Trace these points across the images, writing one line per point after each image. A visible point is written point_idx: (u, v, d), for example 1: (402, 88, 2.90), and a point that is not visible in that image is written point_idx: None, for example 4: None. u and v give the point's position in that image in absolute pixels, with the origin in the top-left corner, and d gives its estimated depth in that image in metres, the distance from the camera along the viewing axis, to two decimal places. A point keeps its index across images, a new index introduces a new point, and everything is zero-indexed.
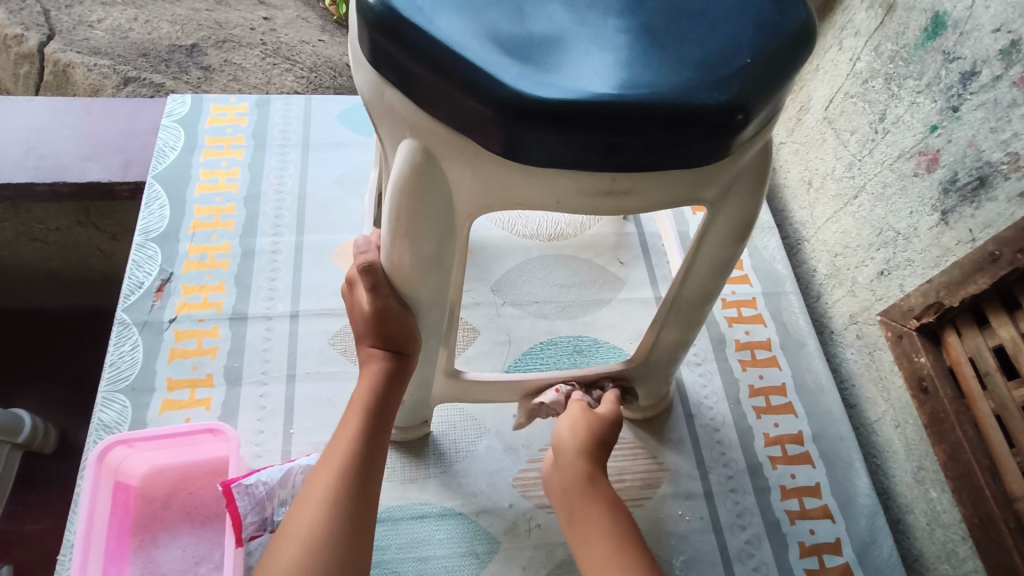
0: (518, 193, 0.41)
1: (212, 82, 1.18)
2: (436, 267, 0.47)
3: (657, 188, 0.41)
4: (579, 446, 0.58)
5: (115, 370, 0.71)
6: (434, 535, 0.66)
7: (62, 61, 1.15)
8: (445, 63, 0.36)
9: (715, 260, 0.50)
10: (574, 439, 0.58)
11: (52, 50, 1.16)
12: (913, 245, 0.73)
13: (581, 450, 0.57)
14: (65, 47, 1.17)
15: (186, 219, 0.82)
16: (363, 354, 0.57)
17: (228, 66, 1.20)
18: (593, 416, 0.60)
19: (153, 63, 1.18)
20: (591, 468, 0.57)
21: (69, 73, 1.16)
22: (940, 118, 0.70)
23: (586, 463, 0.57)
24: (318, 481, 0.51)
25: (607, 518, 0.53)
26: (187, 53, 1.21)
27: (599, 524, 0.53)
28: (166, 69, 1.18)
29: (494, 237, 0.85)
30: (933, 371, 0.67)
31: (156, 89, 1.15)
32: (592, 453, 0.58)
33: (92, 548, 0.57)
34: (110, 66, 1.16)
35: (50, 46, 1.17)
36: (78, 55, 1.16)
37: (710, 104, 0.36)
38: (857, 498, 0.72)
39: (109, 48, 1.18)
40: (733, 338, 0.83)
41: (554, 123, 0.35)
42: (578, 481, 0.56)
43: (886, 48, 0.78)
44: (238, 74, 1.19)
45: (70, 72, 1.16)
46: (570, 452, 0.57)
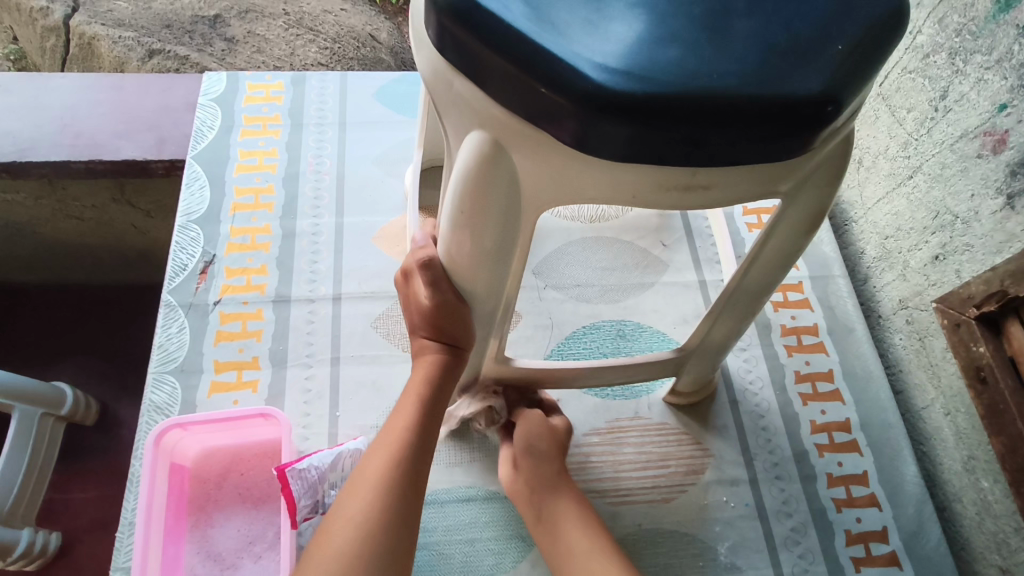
0: (590, 188, 0.39)
1: (236, 54, 1.17)
2: (495, 263, 0.46)
3: (737, 183, 0.39)
4: (550, 450, 0.65)
5: (163, 351, 0.72)
6: (480, 519, 0.67)
7: (88, 34, 1.14)
8: (521, 52, 0.35)
9: (781, 251, 0.48)
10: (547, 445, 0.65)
11: (77, 23, 1.15)
12: (973, 229, 0.71)
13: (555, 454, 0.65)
14: (90, 20, 1.15)
15: (226, 200, 0.82)
16: (416, 345, 0.56)
17: (251, 37, 1.19)
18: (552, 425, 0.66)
19: (177, 34, 1.17)
20: (561, 470, 0.65)
21: (95, 46, 1.15)
22: (1010, 96, 0.67)
23: (559, 465, 0.65)
24: (371, 467, 0.51)
25: (585, 517, 0.62)
26: (210, 24, 1.19)
27: (579, 523, 0.61)
28: (190, 41, 1.17)
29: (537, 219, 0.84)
30: (992, 360, 0.65)
31: (181, 62, 1.15)
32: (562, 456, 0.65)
33: (153, 528, 0.58)
34: (134, 38, 1.15)
35: (75, 19, 1.15)
36: (103, 28, 1.15)
37: (800, 97, 0.34)
38: (905, 486, 0.71)
39: (133, 20, 1.16)
40: (778, 322, 0.81)
41: (638, 117, 0.34)
42: (551, 482, 0.63)
43: (952, 21, 0.74)
44: (262, 46, 1.18)
45: (95, 45, 1.15)
46: (545, 456, 0.64)
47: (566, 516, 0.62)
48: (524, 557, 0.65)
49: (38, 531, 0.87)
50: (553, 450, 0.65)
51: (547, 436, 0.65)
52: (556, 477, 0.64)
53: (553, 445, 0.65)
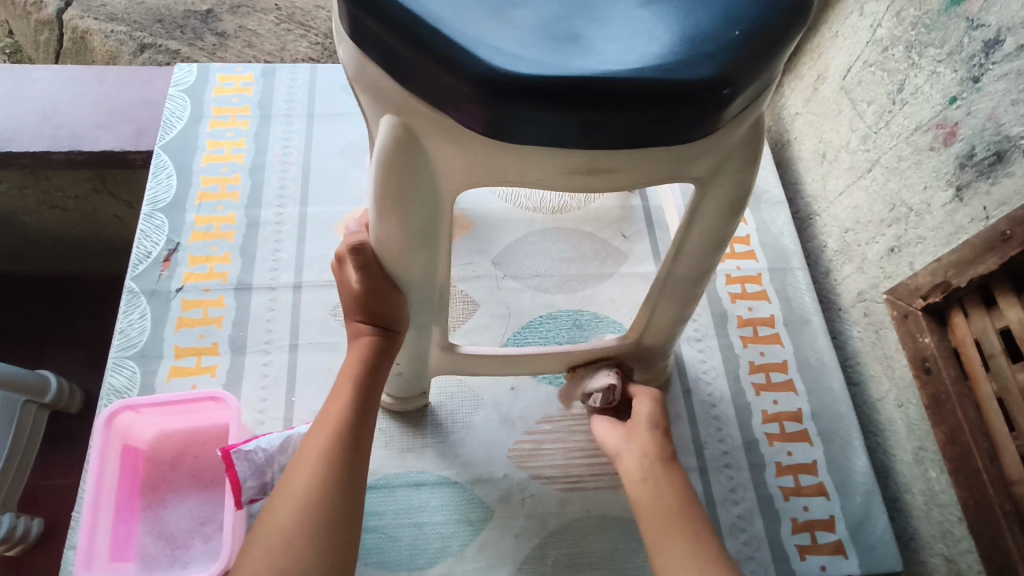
0: (503, 170, 0.40)
1: (227, 48, 1.18)
2: (422, 247, 0.47)
3: (640, 166, 0.39)
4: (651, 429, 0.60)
5: (125, 336, 0.73)
6: (429, 503, 0.68)
7: (80, 28, 1.16)
8: (423, 38, 0.35)
9: (707, 237, 0.48)
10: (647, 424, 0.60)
11: (70, 16, 1.17)
12: (925, 221, 0.71)
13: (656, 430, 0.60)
14: (82, 14, 1.17)
15: (193, 188, 0.83)
16: (352, 328, 0.57)
17: (243, 31, 1.20)
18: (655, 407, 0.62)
19: (169, 29, 1.18)
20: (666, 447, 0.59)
21: (87, 40, 1.17)
22: (960, 89, 0.67)
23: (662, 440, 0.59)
24: (312, 445, 0.52)
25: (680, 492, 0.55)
26: (201, 19, 1.20)
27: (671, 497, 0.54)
28: (181, 36, 1.18)
29: (477, 205, 0.85)
30: (936, 351, 0.65)
31: (172, 56, 1.16)
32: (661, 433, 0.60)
33: (101, 507, 0.60)
34: (126, 32, 1.16)
35: (68, 12, 1.17)
36: (95, 22, 1.16)
37: (694, 81, 0.35)
38: (854, 476, 0.72)
39: (126, 14, 1.18)
40: (735, 314, 0.81)
41: (535, 100, 0.34)
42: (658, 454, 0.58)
43: (908, 14, 0.74)
44: (252, 40, 1.19)
45: (88, 39, 1.17)
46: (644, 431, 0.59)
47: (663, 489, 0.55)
48: (471, 541, 0.66)
49: (20, 516, 0.89)
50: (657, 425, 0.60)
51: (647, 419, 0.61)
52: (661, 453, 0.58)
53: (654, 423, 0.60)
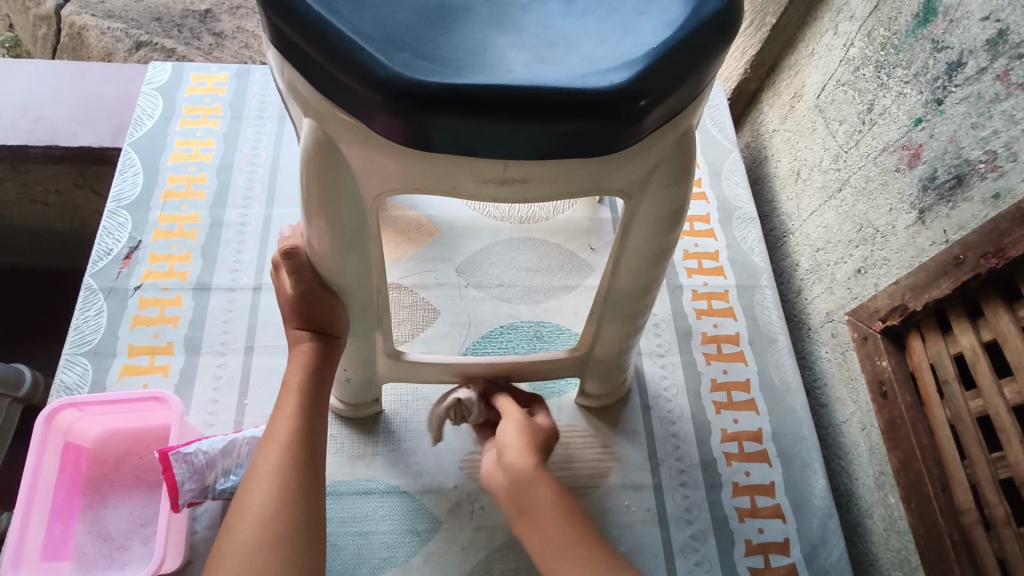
0: (426, 177, 0.39)
1: (223, 48, 1.18)
2: (356, 252, 0.46)
3: (560, 177, 0.39)
4: (519, 449, 0.57)
5: (79, 333, 0.72)
6: (377, 512, 0.67)
7: (77, 23, 1.16)
8: (331, 42, 0.34)
9: (646, 249, 0.47)
10: (520, 443, 0.57)
11: (68, 12, 1.17)
12: (890, 243, 0.71)
13: (523, 448, 0.57)
14: (80, 10, 1.18)
15: (159, 187, 0.82)
16: (291, 335, 0.56)
17: (240, 32, 1.21)
18: (529, 427, 0.59)
19: (165, 28, 1.19)
20: (537, 464, 0.56)
21: (84, 36, 1.17)
22: (925, 111, 0.67)
23: (535, 458, 0.56)
24: (266, 457, 0.51)
25: (561, 511, 0.54)
26: (199, 19, 1.21)
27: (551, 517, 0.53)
28: (178, 35, 1.18)
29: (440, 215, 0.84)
30: (892, 375, 0.64)
31: (168, 54, 1.16)
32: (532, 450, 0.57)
33: (36, 506, 0.59)
34: (123, 31, 1.16)
35: (66, 8, 1.18)
36: (92, 18, 1.16)
37: (608, 91, 0.34)
38: (811, 499, 0.71)
39: (123, 12, 1.19)
40: (700, 330, 0.80)
41: (447, 107, 0.34)
42: (525, 477, 0.55)
43: (879, 34, 0.74)
44: (249, 42, 1.20)
45: (84, 35, 1.16)
46: (513, 453, 0.56)
47: (543, 510, 0.54)
48: (417, 552, 0.65)
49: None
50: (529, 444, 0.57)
51: (520, 435, 0.58)
52: (530, 474, 0.55)
53: (522, 443, 0.57)
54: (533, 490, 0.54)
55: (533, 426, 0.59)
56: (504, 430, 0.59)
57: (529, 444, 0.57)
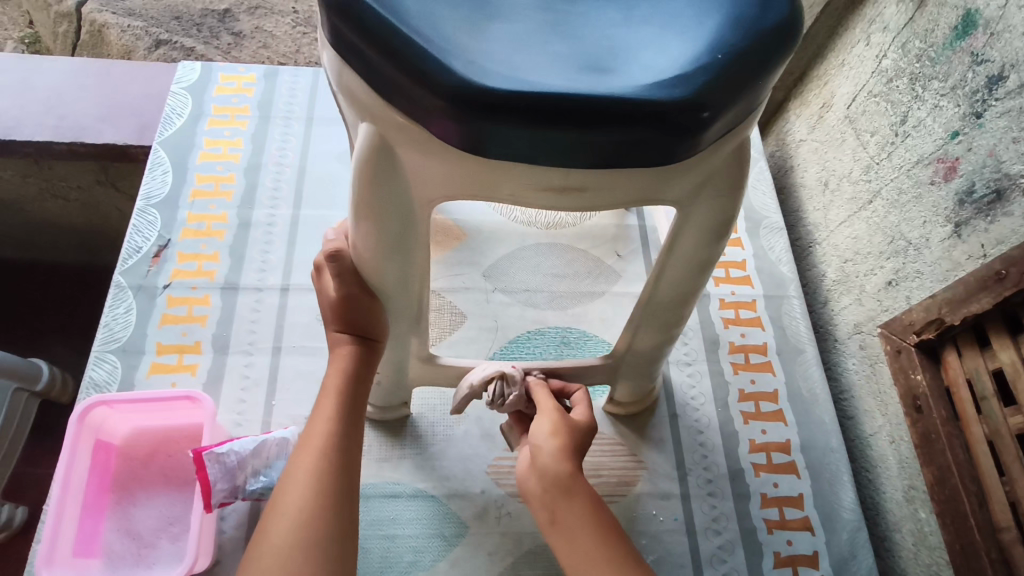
0: (481, 183, 0.39)
1: (242, 48, 1.19)
2: (401, 256, 0.46)
3: (615, 185, 0.39)
4: (558, 451, 0.54)
5: (108, 331, 0.72)
6: (404, 515, 0.66)
7: (98, 21, 1.17)
8: (395, 46, 0.34)
9: (692, 259, 0.47)
10: (557, 444, 0.55)
11: (88, 10, 1.18)
12: (923, 256, 0.70)
13: (562, 453, 0.54)
14: (101, 7, 1.18)
15: (187, 185, 0.83)
16: (330, 338, 0.56)
17: (259, 32, 1.21)
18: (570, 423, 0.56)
19: (185, 26, 1.19)
20: (573, 471, 0.54)
21: (104, 34, 1.18)
22: (962, 124, 0.66)
23: (570, 464, 0.54)
24: (302, 461, 0.50)
25: (595, 524, 0.52)
26: (219, 18, 1.21)
27: (584, 530, 0.52)
28: (197, 34, 1.19)
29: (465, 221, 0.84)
30: (928, 389, 0.64)
31: (186, 53, 1.17)
32: (572, 454, 0.54)
33: (68, 503, 0.59)
34: (143, 28, 1.17)
35: (87, 6, 1.19)
36: (113, 16, 1.18)
37: (671, 102, 0.34)
38: (840, 512, 0.70)
39: (144, 10, 1.19)
40: (727, 339, 0.80)
41: (509, 115, 0.34)
42: (562, 486, 0.53)
43: (914, 46, 0.73)
44: (268, 42, 1.20)
45: (104, 33, 1.17)
46: (551, 456, 0.54)
47: (577, 522, 0.52)
48: (444, 557, 0.65)
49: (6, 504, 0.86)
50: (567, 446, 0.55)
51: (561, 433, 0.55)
52: (567, 482, 0.53)
53: (561, 444, 0.54)
54: (568, 498, 0.53)
55: (573, 423, 0.56)
56: (538, 427, 0.56)
57: (568, 446, 0.55)
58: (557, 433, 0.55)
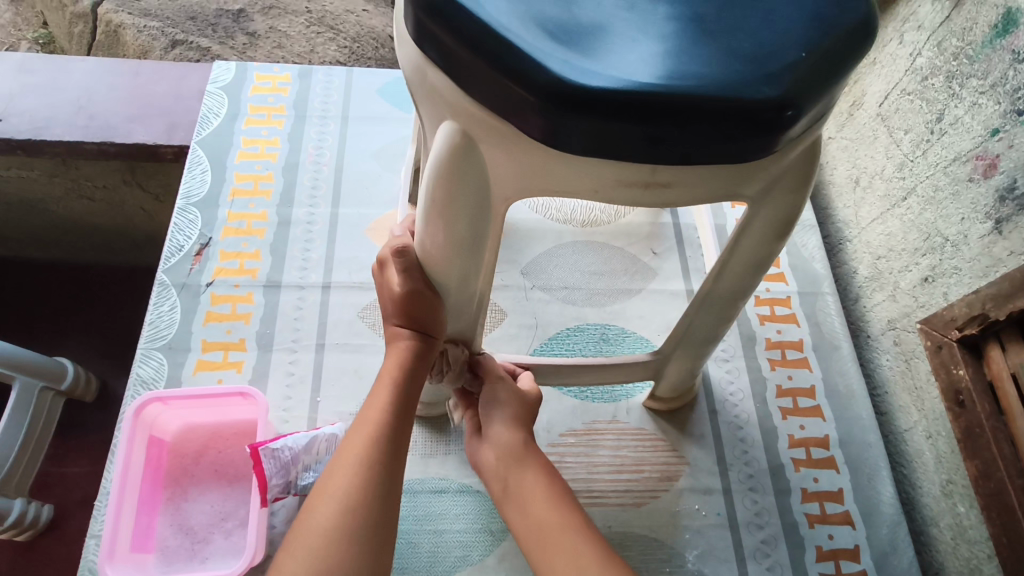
0: (560, 179, 0.40)
1: (257, 48, 1.19)
2: (468, 254, 0.47)
3: (697, 182, 0.39)
4: (510, 421, 0.60)
5: (154, 328, 0.73)
6: (451, 510, 0.67)
7: (114, 21, 1.18)
8: (489, 45, 0.35)
9: (753, 256, 0.48)
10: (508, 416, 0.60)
11: (104, 10, 1.18)
12: (961, 252, 0.71)
13: (514, 424, 0.60)
14: (117, 8, 1.19)
15: (227, 184, 0.83)
16: (388, 332, 0.57)
17: (273, 32, 1.21)
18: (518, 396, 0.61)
19: (200, 27, 1.20)
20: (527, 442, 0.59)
21: (120, 34, 1.18)
22: (1002, 121, 0.67)
23: (521, 434, 0.60)
24: (352, 447, 0.51)
25: (551, 490, 0.57)
26: (233, 18, 1.21)
27: (542, 494, 0.56)
28: (212, 34, 1.19)
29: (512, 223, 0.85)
30: (971, 384, 0.65)
31: (202, 53, 1.17)
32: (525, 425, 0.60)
33: (126, 497, 0.60)
34: (159, 28, 1.18)
35: (103, 6, 1.19)
36: (129, 16, 1.18)
37: (759, 101, 0.35)
38: (880, 506, 0.71)
39: (159, 10, 1.20)
40: (764, 336, 0.81)
41: (601, 111, 0.34)
42: (517, 455, 0.58)
43: (950, 45, 0.74)
44: (282, 42, 1.20)
45: (120, 33, 1.18)
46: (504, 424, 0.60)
47: (530, 487, 0.57)
48: (491, 551, 0.65)
49: (31, 502, 0.86)
50: (515, 415, 0.60)
51: (509, 404, 0.60)
52: (519, 450, 0.59)
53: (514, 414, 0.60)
54: (520, 464, 0.58)
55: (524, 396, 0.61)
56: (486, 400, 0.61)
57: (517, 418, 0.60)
58: (507, 402, 0.60)
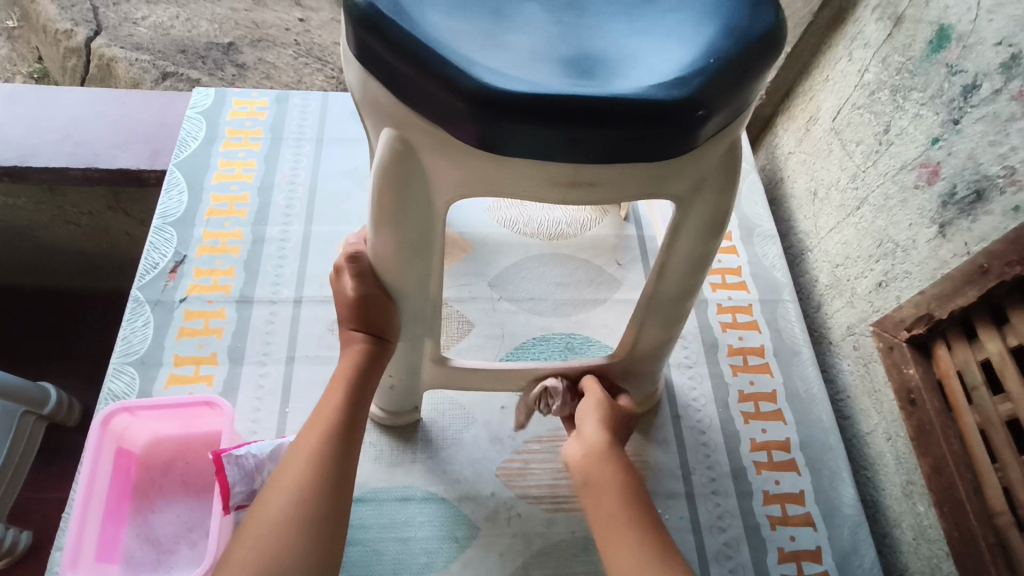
0: (496, 181, 0.42)
1: (246, 79, 1.23)
2: (416, 257, 0.50)
3: (621, 181, 0.42)
4: (601, 424, 0.60)
5: (127, 343, 0.75)
6: (417, 518, 0.68)
7: (107, 56, 1.20)
8: (419, 57, 0.38)
9: (690, 254, 0.50)
10: (598, 420, 0.61)
11: (98, 45, 1.21)
12: (911, 257, 0.73)
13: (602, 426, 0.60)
14: (110, 43, 1.21)
15: (203, 204, 0.86)
16: (345, 336, 0.58)
17: (262, 63, 1.25)
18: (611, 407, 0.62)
19: (190, 59, 1.24)
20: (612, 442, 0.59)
21: (112, 67, 1.21)
22: (942, 130, 0.70)
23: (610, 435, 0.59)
24: (305, 441, 0.53)
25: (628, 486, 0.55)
26: (223, 51, 1.26)
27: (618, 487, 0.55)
28: (202, 66, 1.23)
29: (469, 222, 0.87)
30: (920, 383, 0.66)
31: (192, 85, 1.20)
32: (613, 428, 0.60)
33: (92, 507, 0.61)
34: (150, 61, 1.21)
35: (96, 41, 1.21)
36: (122, 50, 1.21)
37: (671, 102, 0.37)
38: (841, 508, 0.72)
39: (151, 44, 1.23)
40: (725, 342, 0.83)
41: (523, 114, 0.37)
42: (600, 452, 0.58)
43: (894, 60, 0.77)
44: (271, 73, 1.24)
45: (113, 66, 1.21)
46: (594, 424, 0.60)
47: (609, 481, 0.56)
48: (456, 558, 0.66)
49: (9, 527, 0.86)
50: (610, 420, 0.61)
51: (602, 411, 0.61)
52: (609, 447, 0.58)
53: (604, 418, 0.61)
54: (604, 459, 0.57)
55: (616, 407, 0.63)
56: (584, 408, 0.63)
57: (607, 421, 0.60)
58: (603, 413, 0.61)
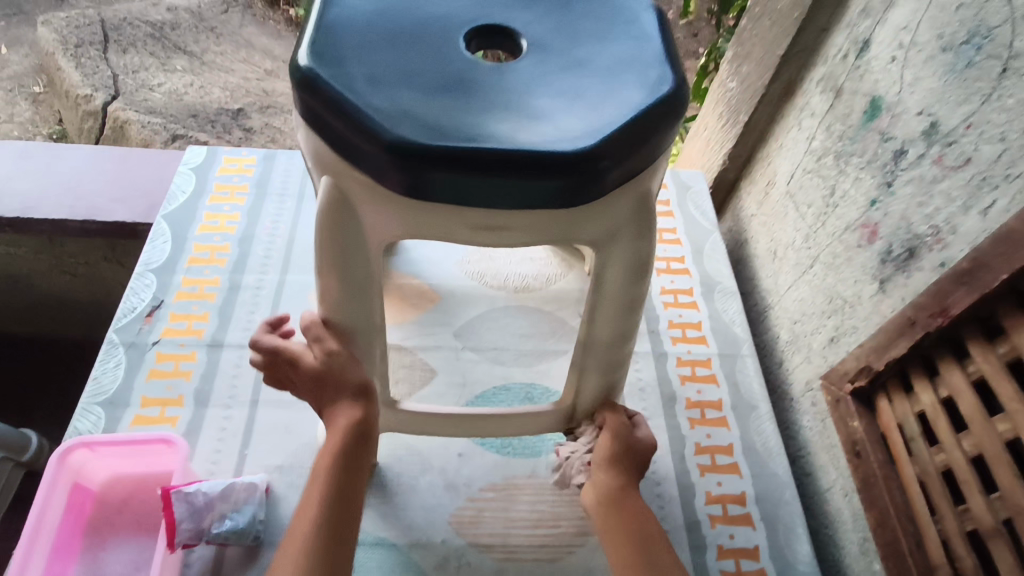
0: (422, 224, 0.46)
1: (251, 142, 1.30)
2: (358, 299, 0.53)
3: (535, 226, 0.45)
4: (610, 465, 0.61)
5: (97, 384, 0.77)
6: (366, 564, 0.68)
7: (121, 118, 1.29)
8: (348, 112, 0.42)
9: (618, 299, 0.53)
10: (606, 461, 0.61)
11: (114, 108, 1.29)
12: (857, 312, 0.76)
13: (611, 468, 0.60)
14: (126, 106, 1.29)
15: (185, 253, 0.90)
16: (329, 405, 0.57)
17: (268, 128, 1.34)
18: (621, 443, 0.62)
19: (200, 123, 1.31)
20: (624, 484, 0.59)
21: (125, 129, 1.29)
22: (878, 193, 0.74)
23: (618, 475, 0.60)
24: (297, 529, 0.50)
25: (642, 532, 0.56)
26: (232, 116, 1.34)
27: (630, 533, 0.55)
28: (211, 129, 1.31)
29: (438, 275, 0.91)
30: (864, 436, 0.67)
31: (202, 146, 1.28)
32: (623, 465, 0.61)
33: (42, 542, 0.62)
34: (162, 124, 1.28)
35: (113, 104, 1.30)
36: (136, 113, 1.29)
37: (573, 154, 0.41)
38: (795, 564, 0.71)
39: (165, 109, 1.31)
40: (684, 395, 0.84)
41: (438, 163, 0.41)
42: (612, 494, 0.58)
43: (836, 128, 0.83)
44: (275, 136, 1.32)
45: (126, 128, 1.29)
46: (603, 465, 0.61)
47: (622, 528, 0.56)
48: None
49: None
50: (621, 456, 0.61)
51: (613, 447, 0.62)
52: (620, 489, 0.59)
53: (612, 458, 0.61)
54: (616, 504, 0.58)
55: (628, 440, 0.63)
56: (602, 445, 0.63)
57: (615, 460, 0.61)
58: (613, 450, 0.62)
